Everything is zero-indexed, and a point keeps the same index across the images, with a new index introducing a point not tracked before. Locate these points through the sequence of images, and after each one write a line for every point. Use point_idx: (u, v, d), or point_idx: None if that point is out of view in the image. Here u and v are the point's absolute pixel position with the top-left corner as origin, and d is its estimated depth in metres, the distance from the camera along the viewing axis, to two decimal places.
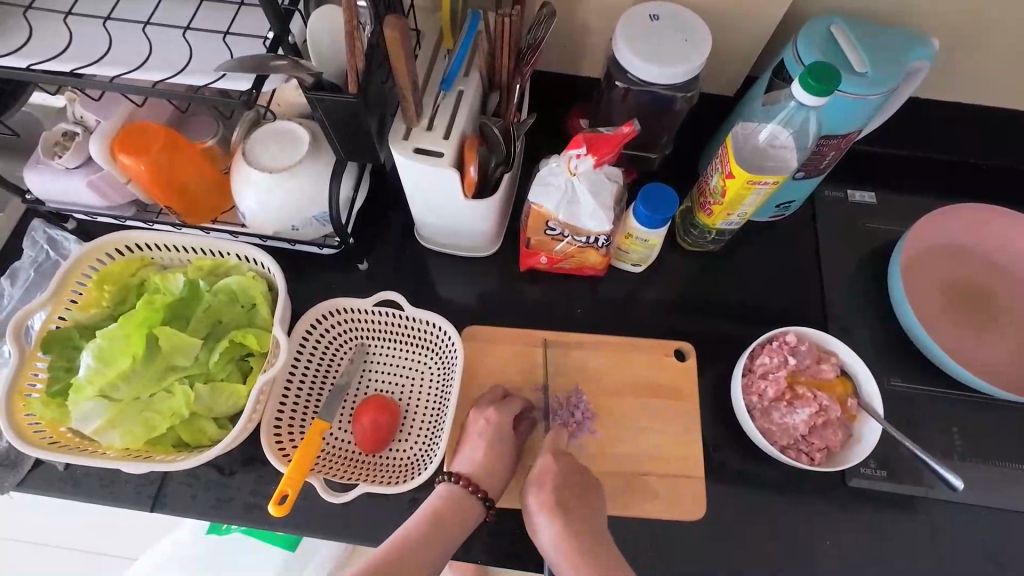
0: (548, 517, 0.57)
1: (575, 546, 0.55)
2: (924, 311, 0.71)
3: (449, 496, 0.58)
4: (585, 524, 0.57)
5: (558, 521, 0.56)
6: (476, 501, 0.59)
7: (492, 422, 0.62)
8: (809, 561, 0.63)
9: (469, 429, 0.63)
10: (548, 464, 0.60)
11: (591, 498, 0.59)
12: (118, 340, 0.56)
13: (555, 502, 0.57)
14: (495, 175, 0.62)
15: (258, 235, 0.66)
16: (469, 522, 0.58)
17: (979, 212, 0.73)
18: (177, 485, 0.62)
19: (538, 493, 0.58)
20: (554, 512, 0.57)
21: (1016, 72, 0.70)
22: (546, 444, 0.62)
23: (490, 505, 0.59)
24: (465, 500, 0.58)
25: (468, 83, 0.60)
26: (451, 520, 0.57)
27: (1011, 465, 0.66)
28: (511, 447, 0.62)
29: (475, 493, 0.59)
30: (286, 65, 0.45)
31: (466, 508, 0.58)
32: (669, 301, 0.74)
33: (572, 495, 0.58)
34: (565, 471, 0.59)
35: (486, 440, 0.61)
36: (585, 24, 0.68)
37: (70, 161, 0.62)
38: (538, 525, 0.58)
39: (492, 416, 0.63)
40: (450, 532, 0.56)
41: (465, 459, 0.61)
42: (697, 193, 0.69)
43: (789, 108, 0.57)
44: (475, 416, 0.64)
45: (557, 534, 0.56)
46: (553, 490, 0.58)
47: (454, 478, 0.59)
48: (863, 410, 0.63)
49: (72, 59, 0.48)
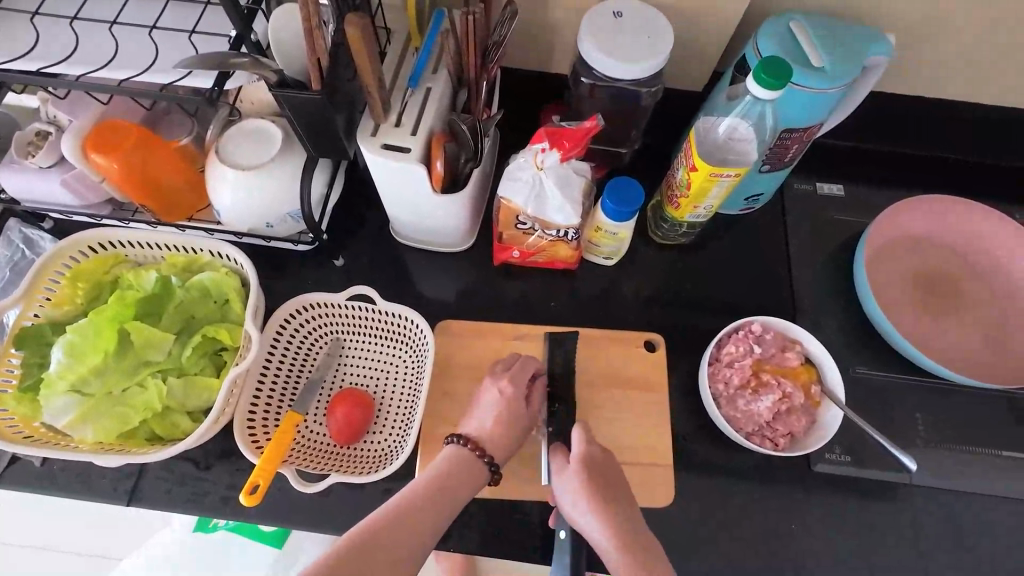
0: (594, 507, 0.55)
1: (621, 537, 0.53)
2: (890, 302, 0.73)
3: (456, 460, 0.57)
4: (624, 515, 0.55)
5: (604, 508, 0.55)
6: (482, 467, 0.58)
7: (503, 393, 0.61)
8: (778, 544, 0.64)
9: (481, 398, 0.62)
10: (590, 452, 0.58)
11: (624, 489, 0.57)
12: (90, 336, 0.57)
13: (597, 490, 0.56)
14: (464, 171, 0.63)
15: (233, 233, 0.67)
16: (470, 490, 0.56)
17: (939, 204, 0.75)
18: (154, 479, 0.63)
19: (584, 481, 0.56)
20: (600, 502, 0.55)
21: (978, 69, 0.72)
22: (580, 429, 0.59)
23: (495, 470, 0.58)
24: (471, 465, 0.57)
25: (435, 80, 0.61)
26: (455, 483, 0.56)
27: (973, 449, 0.68)
28: (523, 420, 0.61)
29: (482, 458, 0.58)
30: (247, 63, 0.46)
31: (470, 473, 0.57)
32: (641, 294, 0.75)
33: (610, 484, 0.57)
34: (600, 458, 0.58)
35: (498, 409, 0.60)
36: (554, 21, 0.69)
37: (43, 160, 0.62)
38: (581, 517, 0.55)
39: (505, 387, 0.61)
40: (454, 495, 0.55)
41: (473, 426, 0.60)
42: (665, 187, 0.70)
43: (746, 102, 0.59)
44: (488, 385, 0.62)
45: (604, 521, 0.54)
46: (598, 477, 0.56)
47: (463, 441, 0.58)
48: (825, 397, 0.64)
49: (40, 57, 0.49)
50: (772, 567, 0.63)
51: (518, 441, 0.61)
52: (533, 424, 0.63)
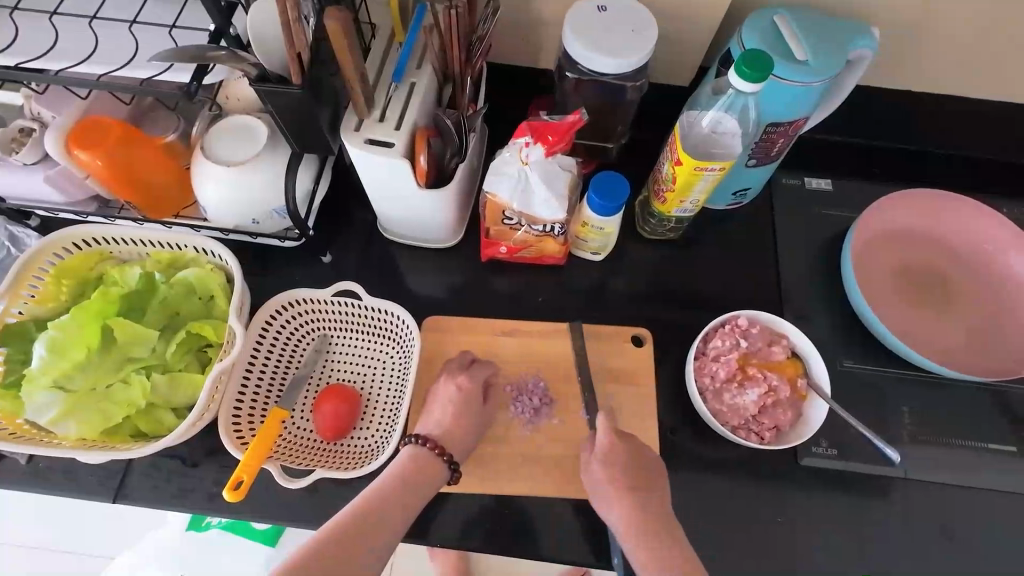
0: (614, 495, 0.57)
1: (644, 526, 0.55)
2: (877, 296, 0.73)
3: (417, 458, 0.58)
4: (647, 503, 0.57)
5: (627, 498, 0.56)
6: (443, 465, 0.58)
7: (462, 387, 0.63)
8: (765, 539, 0.64)
9: (438, 393, 0.64)
10: (613, 441, 0.60)
11: (654, 477, 0.59)
12: (72, 332, 0.57)
13: (623, 481, 0.58)
14: (450, 167, 0.63)
15: (219, 229, 0.67)
16: (432, 486, 0.57)
17: (923, 198, 0.75)
18: (141, 475, 0.62)
19: (608, 471, 0.59)
20: (619, 489, 0.57)
21: (965, 63, 0.72)
22: (604, 420, 0.61)
23: (456, 468, 0.59)
24: (432, 463, 0.58)
25: (419, 75, 0.60)
26: (418, 480, 0.56)
27: (960, 443, 0.68)
28: (479, 415, 0.62)
29: (441, 456, 0.58)
30: (224, 56, 0.47)
31: (432, 471, 0.57)
32: (629, 289, 0.75)
33: (638, 473, 0.59)
34: (628, 449, 0.60)
35: (457, 404, 0.62)
36: (541, 16, 0.69)
37: (26, 157, 0.62)
38: (603, 503, 0.58)
39: (463, 382, 0.63)
40: (418, 490, 0.55)
41: (432, 424, 0.61)
42: (652, 182, 0.70)
43: (729, 95, 0.59)
44: (446, 381, 0.64)
45: (626, 511, 0.56)
46: (621, 468, 0.58)
47: (422, 441, 0.59)
48: (811, 391, 0.64)
49: (19, 53, 0.49)
50: (760, 561, 0.63)
51: (477, 428, 0.62)
52: (490, 419, 0.64)
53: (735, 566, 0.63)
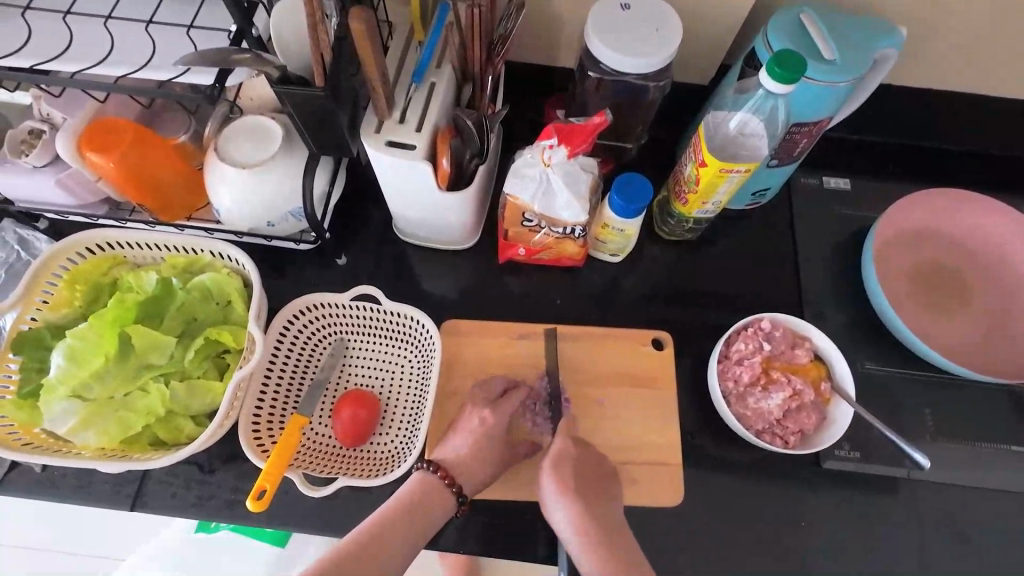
0: (566, 498, 0.56)
1: (593, 529, 0.55)
2: (895, 295, 0.73)
3: (426, 483, 0.58)
4: (599, 509, 0.56)
5: (578, 498, 0.56)
6: (449, 495, 0.58)
7: (484, 422, 0.62)
8: (782, 542, 0.64)
9: (462, 423, 0.63)
10: (566, 447, 0.60)
11: (607, 484, 0.59)
12: (91, 341, 0.56)
13: (573, 483, 0.57)
14: (470, 167, 0.61)
15: (234, 232, 0.66)
16: (440, 513, 0.57)
17: (943, 197, 0.75)
18: (157, 483, 0.62)
19: (557, 474, 0.58)
20: (572, 492, 0.56)
21: (988, 61, 0.71)
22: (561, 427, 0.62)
23: (462, 501, 0.58)
24: (440, 491, 0.58)
25: (440, 76, 0.59)
26: (429, 504, 0.57)
27: (976, 443, 0.68)
28: None
29: (449, 486, 0.58)
30: (249, 59, 0.45)
31: (438, 498, 0.57)
32: (648, 290, 0.74)
33: (587, 475, 0.59)
34: (580, 456, 0.60)
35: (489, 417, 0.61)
36: (560, 14, 0.68)
37: (37, 159, 0.60)
38: (553, 508, 0.57)
39: (486, 416, 0.63)
40: (427, 513, 0.56)
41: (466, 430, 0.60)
42: (673, 183, 0.69)
43: (758, 96, 0.58)
44: (468, 414, 0.63)
45: (576, 513, 0.55)
46: (572, 471, 0.58)
47: (432, 468, 0.59)
48: (835, 394, 0.64)
49: (32, 54, 0.48)
50: (766, 561, 0.63)
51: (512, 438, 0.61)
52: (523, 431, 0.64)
53: (740, 565, 0.63)
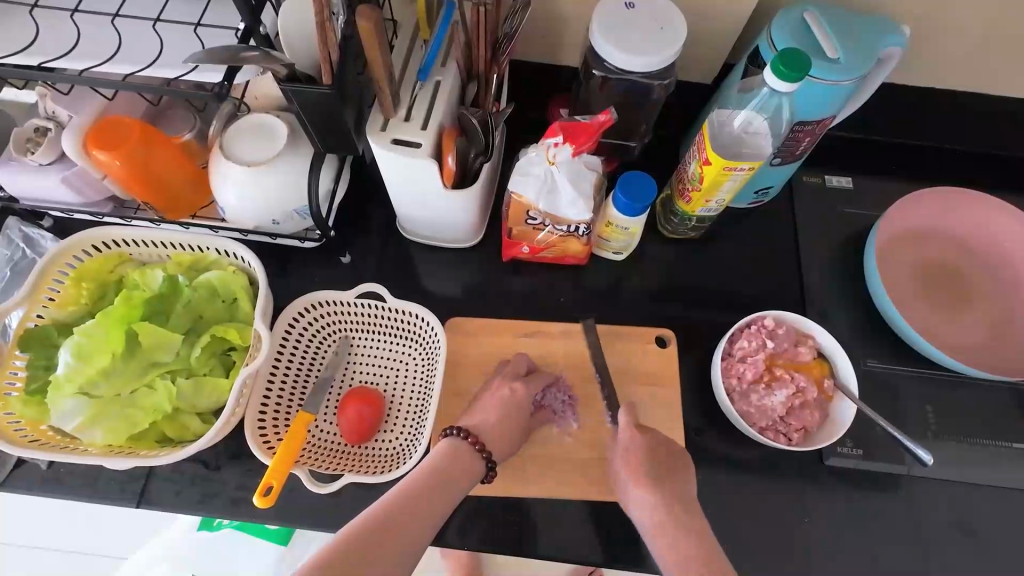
0: (639, 487, 0.56)
1: (667, 514, 0.54)
2: (898, 294, 0.73)
3: (454, 449, 0.58)
4: (673, 492, 0.56)
5: (648, 487, 0.56)
6: (480, 460, 0.58)
7: (515, 393, 0.63)
8: (787, 539, 0.64)
9: (484, 399, 0.63)
10: (634, 437, 0.60)
11: (678, 470, 0.58)
12: (98, 338, 0.56)
13: (644, 470, 0.57)
14: (474, 167, 0.62)
15: (239, 230, 0.66)
16: (465, 480, 0.56)
17: (946, 196, 0.75)
18: (162, 481, 0.62)
19: (629, 465, 0.59)
20: (641, 478, 0.57)
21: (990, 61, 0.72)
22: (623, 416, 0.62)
23: (491, 466, 0.59)
24: (467, 455, 0.58)
25: (445, 73, 0.60)
26: (456, 472, 0.56)
27: (979, 441, 0.68)
28: (523, 424, 0.62)
29: (478, 450, 0.58)
30: (257, 57, 0.45)
31: (467, 464, 0.57)
32: (652, 289, 0.75)
33: (658, 462, 0.58)
34: (650, 442, 0.59)
35: (493, 415, 0.61)
36: (564, 12, 0.68)
37: (43, 157, 0.60)
38: (630, 500, 0.57)
39: (517, 388, 0.63)
40: (454, 479, 0.55)
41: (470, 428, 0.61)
42: (677, 181, 0.69)
43: (762, 94, 0.58)
44: (497, 387, 0.64)
45: (650, 504, 0.55)
46: (642, 458, 0.58)
47: (462, 433, 0.59)
48: (838, 391, 0.64)
49: (41, 52, 0.48)
50: (771, 558, 0.63)
51: (518, 434, 0.61)
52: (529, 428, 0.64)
53: (745, 562, 0.63)
